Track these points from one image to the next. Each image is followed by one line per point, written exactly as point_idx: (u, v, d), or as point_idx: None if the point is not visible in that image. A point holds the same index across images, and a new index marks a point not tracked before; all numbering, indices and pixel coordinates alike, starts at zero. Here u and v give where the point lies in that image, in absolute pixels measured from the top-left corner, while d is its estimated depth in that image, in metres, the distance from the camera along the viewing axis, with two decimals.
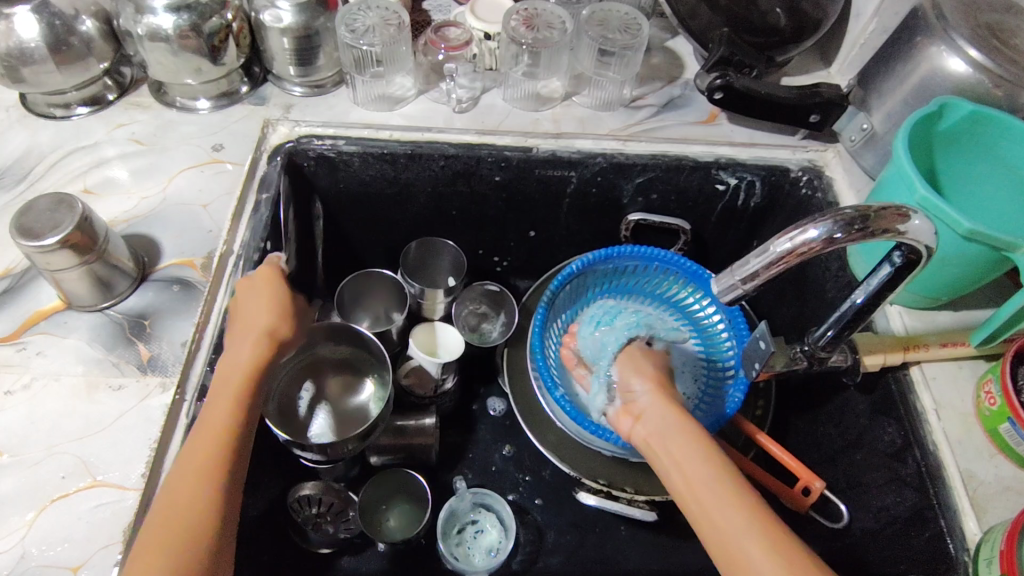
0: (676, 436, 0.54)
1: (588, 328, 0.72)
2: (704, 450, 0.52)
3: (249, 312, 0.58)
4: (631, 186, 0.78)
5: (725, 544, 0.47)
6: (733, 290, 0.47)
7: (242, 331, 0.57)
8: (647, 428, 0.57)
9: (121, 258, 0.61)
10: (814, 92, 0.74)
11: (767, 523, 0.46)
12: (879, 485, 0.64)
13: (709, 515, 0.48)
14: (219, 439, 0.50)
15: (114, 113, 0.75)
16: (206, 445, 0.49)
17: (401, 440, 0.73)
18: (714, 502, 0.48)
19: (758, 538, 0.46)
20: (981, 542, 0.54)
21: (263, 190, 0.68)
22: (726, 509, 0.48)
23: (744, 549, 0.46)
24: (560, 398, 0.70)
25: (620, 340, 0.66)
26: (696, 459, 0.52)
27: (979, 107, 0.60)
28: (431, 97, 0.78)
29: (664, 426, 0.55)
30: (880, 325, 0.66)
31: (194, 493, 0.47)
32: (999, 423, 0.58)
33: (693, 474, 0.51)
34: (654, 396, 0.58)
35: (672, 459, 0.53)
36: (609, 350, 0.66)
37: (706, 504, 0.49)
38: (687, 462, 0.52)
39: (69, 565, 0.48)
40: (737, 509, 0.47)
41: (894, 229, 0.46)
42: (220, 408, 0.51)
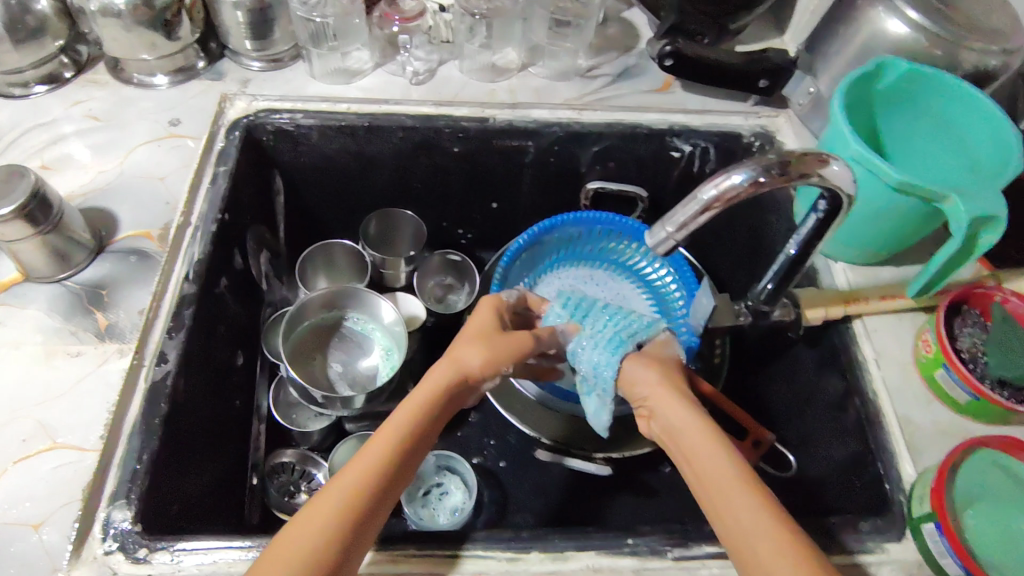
0: (687, 431, 0.50)
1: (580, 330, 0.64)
2: (712, 443, 0.48)
3: (470, 340, 0.57)
4: (588, 154, 0.80)
5: (736, 540, 0.43)
6: (666, 242, 0.48)
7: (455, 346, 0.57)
8: (662, 425, 0.53)
9: (78, 231, 0.62)
10: (760, 57, 0.76)
11: (780, 518, 0.43)
12: (825, 434, 0.67)
13: (720, 511, 0.45)
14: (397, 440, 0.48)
15: (72, 90, 0.75)
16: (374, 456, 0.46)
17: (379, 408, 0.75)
18: (724, 498, 0.45)
19: (770, 535, 0.42)
20: (916, 481, 0.56)
21: (221, 163, 0.69)
22: (738, 505, 0.44)
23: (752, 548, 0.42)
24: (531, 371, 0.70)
25: (613, 365, 0.59)
26: (706, 453, 0.48)
27: (914, 66, 0.62)
28: (388, 70, 0.79)
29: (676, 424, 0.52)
30: (826, 282, 0.69)
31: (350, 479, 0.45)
32: (935, 369, 0.60)
33: (704, 470, 0.47)
34: (659, 390, 0.54)
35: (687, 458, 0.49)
36: (604, 373, 0.59)
37: (716, 498, 0.46)
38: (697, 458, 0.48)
39: (31, 522, 0.50)
40: (749, 502, 0.44)
41: (814, 174, 0.47)
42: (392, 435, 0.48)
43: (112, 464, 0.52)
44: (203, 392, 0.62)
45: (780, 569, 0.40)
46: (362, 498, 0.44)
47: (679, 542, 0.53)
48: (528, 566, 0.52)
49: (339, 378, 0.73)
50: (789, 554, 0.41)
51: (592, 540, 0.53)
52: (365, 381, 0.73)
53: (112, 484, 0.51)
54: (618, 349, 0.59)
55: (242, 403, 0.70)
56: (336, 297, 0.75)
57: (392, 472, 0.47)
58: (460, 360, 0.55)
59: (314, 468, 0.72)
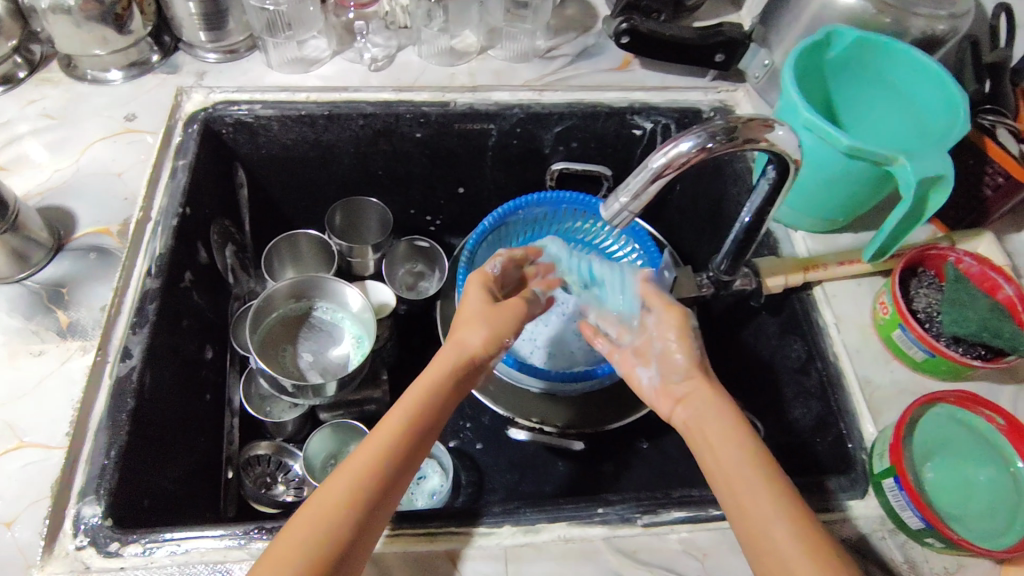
0: (721, 425, 0.50)
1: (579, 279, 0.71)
2: (737, 435, 0.49)
3: (470, 319, 0.56)
4: (551, 135, 0.80)
5: (750, 531, 0.45)
6: (621, 213, 0.49)
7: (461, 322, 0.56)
8: (690, 414, 0.52)
9: (35, 230, 0.61)
10: (717, 31, 0.76)
11: (795, 514, 0.44)
12: (790, 399, 0.68)
13: (741, 503, 0.46)
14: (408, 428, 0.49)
15: (25, 90, 0.74)
16: (385, 446, 0.47)
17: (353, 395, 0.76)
18: (745, 492, 0.46)
19: (779, 527, 0.44)
20: (876, 439, 0.58)
21: (180, 156, 0.69)
22: (758, 501, 0.45)
23: (766, 537, 0.44)
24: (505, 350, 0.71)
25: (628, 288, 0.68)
26: (732, 447, 0.48)
27: (862, 33, 0.63)
28: (346, 57, 0.79)
29: (708, 415, 0.51)
30: (786, 251, 0.70)
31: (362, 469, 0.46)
32: (892, 330, 0.62)
33: (727, 462, 0.48)
34: (694, 378, 0.53)
35: (713, 450, 0.49)
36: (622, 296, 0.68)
37: (735, 488, 0.47)
38: (725, 452, 0.48)
39: (1, 521, 0.49)
40: (766, 496, 0.45)
41: (761, 138, 0.48)
42: (394, 426, 0.49)
43: (79, 460, 0.52)
44: (172, 386, 0.62)
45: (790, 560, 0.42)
46: (372, 488, 0.46)
47: (648, 509, 0.54)
48: (500, 540, 0.52)
49: (310, 366, 0.73)
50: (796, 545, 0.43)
51: (563, 511, 0.54)
52: (337, 368, 0.73)
53: (81, 480, 0.51)
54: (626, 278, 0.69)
55: (213, 396, 0.70)
56: (300, 286, 0.74)
57: (398, 463, 0.47)
58: (463, 342, 0.55)
59: (290, 459, 0.73)
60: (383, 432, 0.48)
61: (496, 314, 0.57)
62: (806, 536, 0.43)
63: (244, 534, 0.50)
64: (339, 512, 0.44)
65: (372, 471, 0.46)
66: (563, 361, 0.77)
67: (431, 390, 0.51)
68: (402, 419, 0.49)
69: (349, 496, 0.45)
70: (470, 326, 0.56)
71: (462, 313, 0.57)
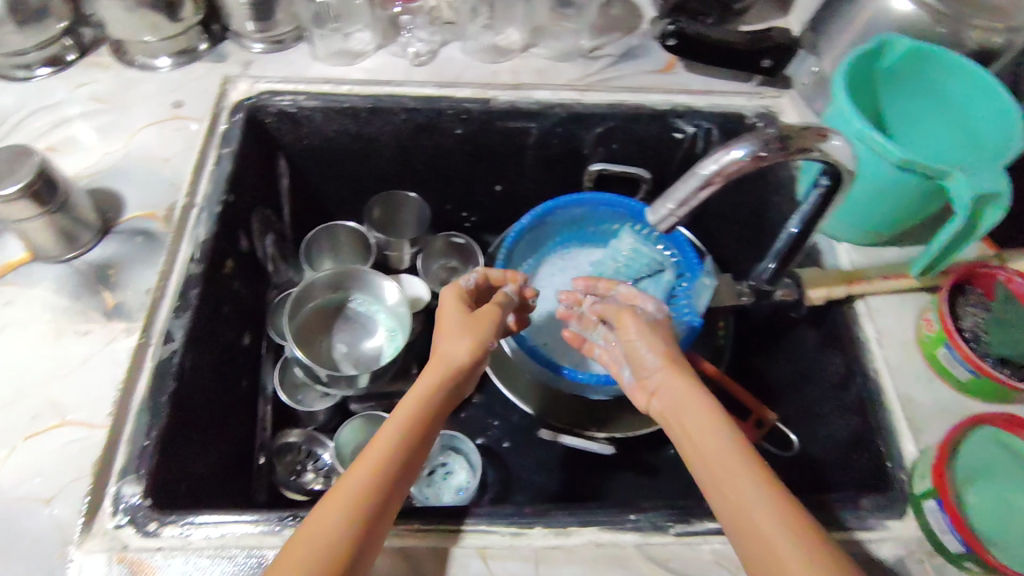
0: (693, 411, 0.50)
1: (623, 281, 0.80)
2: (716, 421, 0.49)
3: (453, 332, 0.58)
4: (592, 136, 0.79)
5: (736, 516, 0.44)
6: (668, 219, 0.49)
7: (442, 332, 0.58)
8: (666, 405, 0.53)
9: (83, 211, 0.62)
10: (764, 37, 0.75)
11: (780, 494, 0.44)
12: (826, 414, 0.68)
13: (722, 487, 0.45)
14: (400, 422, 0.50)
15: (76, 73, 0.75)
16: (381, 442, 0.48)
17: (384, 388, 0.77)
18: (728, 477, 0.45)
19: (764, 505, 0.43)
20: (917, 458, 0.57)
21: (225, 144, 0.70)
22: (737, 482, 0.45)
23: (752, 517, 0.43)
24: None
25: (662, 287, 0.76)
26: (711, 432, 0.48)
27: (917, 43, 0.61)
28: (390, 51, 0.79)
29: (680, 402, 0.52)
30: (829, 262, 0.69)
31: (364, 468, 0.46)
32: (937, 348, 0.60)
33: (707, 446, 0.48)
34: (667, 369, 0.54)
35: (688, 435, 0.50)
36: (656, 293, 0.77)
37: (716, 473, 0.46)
38: (700, 437, 0.48)
39: (41, 498, 0.50)
40: (748, 477, 0.44)
41: (816, 148, 0.47)
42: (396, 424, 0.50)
43: (120, 440, 0.53)
44: (209, 372, 0.62)
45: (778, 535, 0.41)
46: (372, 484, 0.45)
47: (681, 518, 0.53)
48: (531, 541, 0.52)
49: (345, 358, 0.73)
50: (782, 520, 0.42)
51: (595, 516, 0.53)
52: (370, 361, 0.73)
53: (122, 459, 0.52)
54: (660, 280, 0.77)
55: (249, 382, 0.71)
56: (337, 277, 0.75)
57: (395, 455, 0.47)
58: (449, 352, 0.56)
59: (320, 447, 0.72)
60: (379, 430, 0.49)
61: (473, 322, 0.59)
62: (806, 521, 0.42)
63: (278, 520, 0.50)
64: (349, 507, 0.44)
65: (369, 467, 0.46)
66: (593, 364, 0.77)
67: (427, 389, 0.53)
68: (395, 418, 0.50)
69: (360, 493, 0.44)
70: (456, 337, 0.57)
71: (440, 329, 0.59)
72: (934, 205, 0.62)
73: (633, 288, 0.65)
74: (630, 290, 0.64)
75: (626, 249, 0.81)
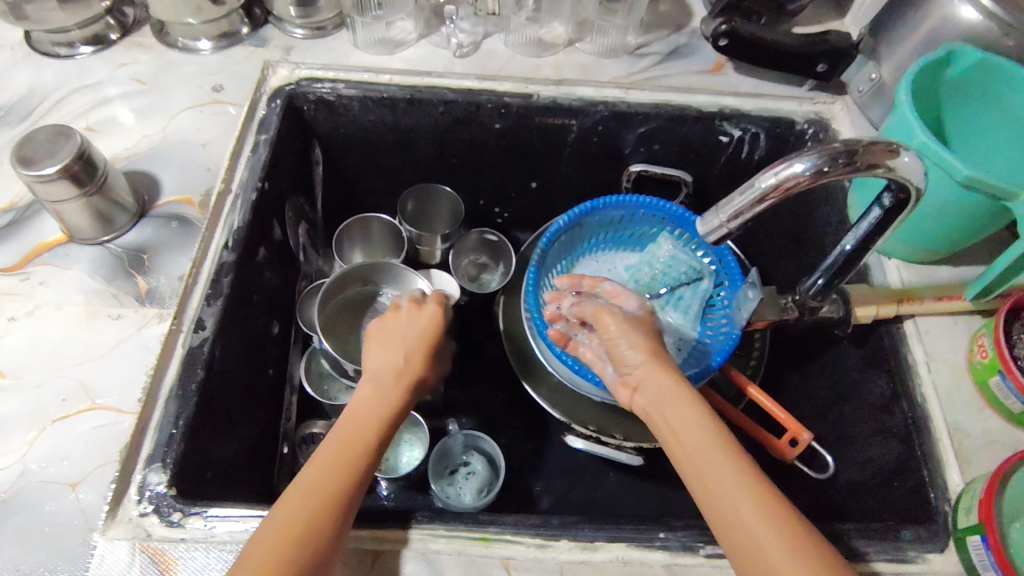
0: (677, 406, 0.50)
1: (659, 290, 0.77)
2: (700, 416, 0.48)
3: (397, 341, 0.59)
4: (633, 136, 0.77)
5: (724, 515, 0.43)
6: (718, 230, 0.46)
7: (386, 341, 0.59)
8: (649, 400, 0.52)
9: (121, 193, 0.62)
10: (821, 39, 0.72)
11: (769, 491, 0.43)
12: (866, 438, 0.65)
13: (706, 481, 0.45)
14: (360, 431, 0.51)
15: (117, 52, 0.75)
16: (330, 455, 0.48)
17: None
18: (715, 474, 0.45)
19: (750, 503, 0.43)
20: (963, 491, 0.54)
21: (262, 131, 0.69)
22: (724, 480, 0.44)
23: (738, 516, 0.43)
24: (560, 353, 0.69)
25: (700, 296, 0.75)
26: (696, 428, 0.48)
27: (984, 53, 0.59)
28: (432, 41, 0.77)
29: (664, 399, 0.51)
30: (877, 279, 0.66)
31: (323, 478, 0.47)
32: (990, 376, 0.57)
33: (690, 443, 0.47)
34: (649, 362, 0.53)
35: (671, 429, 0.49)
36: (691, 303, 0.75)
37: (701, 471, 0.46)
38: (686, 432, 0.48)
39: (68, 482, 0.50)
40: (735, 475, 0.44)
41: (883, 165, 0.45)
42: (357, 429, 0.51)
43: (148, 427, 0.53)
44: (239, 361, 0.62)
45: (765, 536, 0.41)
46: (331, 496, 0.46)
47: (712, 539, 0.52)
48: (557, 554, 0.51)
49: None
50: (769, 521, 0.42)
51: (622, 532, 0.52)
52: None
53: (149, 447, 0.52)
54: (698, 288, 0.76)
55: (276, 372, 0.70)
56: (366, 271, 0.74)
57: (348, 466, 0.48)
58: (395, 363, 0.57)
59: None
60: (333, 442, 0.50)
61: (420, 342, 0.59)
62: (792, 524, 0.42)
63: None
64: (306, 512, 0.44)
65: (324, 477, 0.47)
66: None
67: (376, 401, 0.53)
68: (346, 428, 0.51)
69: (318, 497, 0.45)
70: (400, 352, 0.57)
71: (389, 334, 0.59)
72: (997, 223, 0.59)
73: (618, 284, 0.62)
74: (615, 285, 0.62)
75: (665, 254, 0.79)
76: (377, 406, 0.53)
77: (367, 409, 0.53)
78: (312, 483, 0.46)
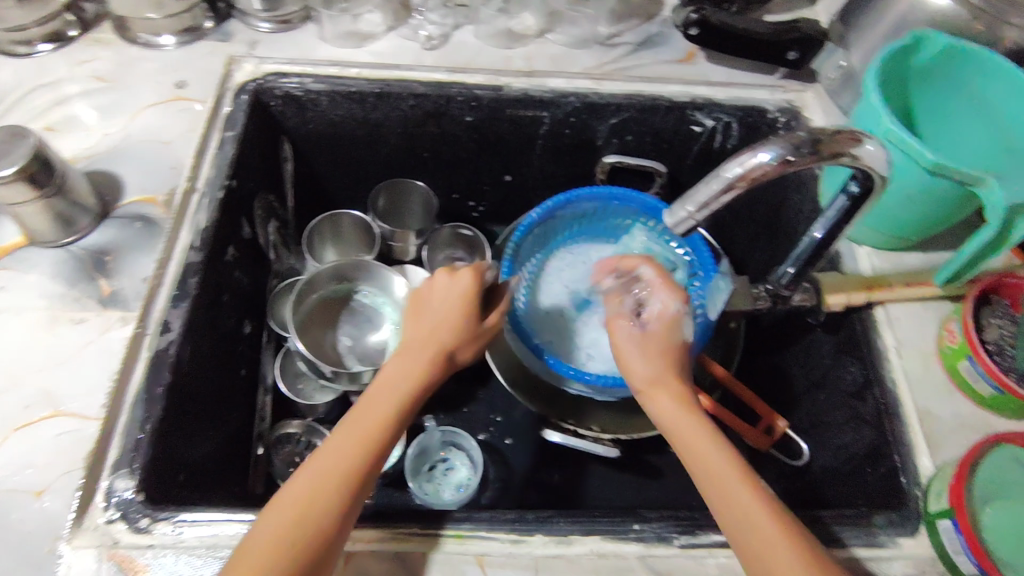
0: (703, 443, 0.50)
1: None
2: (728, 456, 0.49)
3: (431, 317, 0.57)
4: (606, 127, 0.77)
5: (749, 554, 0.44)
6: (686, 221, 0.46)
7: (417, 323, 0.57)
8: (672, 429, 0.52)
9: (81, 195, 0.61)
10: (791, 28, 0.72)
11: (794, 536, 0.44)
12: (839, 424, 0.65)
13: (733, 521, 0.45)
14: (380, 430, 0.49)
15: (78, 49, 0.73)
16: (346, 450, 0.47)
17: None
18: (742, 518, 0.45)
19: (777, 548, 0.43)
20: (934, 475, 0.55)
21: (228, 128, 0.68)
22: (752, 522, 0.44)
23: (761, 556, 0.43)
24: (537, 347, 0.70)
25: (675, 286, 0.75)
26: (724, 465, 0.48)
27: (955, 39, 0.59)
28: (401, 34, 0.76)
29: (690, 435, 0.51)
30: (848, 266, 0.66)
31: (337, 481, 0.45)
32: (959, 360, 0.58)
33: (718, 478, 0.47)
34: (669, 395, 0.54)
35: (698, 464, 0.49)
36: None
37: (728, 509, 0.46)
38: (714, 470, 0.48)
39: (33, 490, 0.49)
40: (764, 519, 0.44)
41: (847, 153, 0.45)
42: (375, 425, 0.49)
43: (115, 432, 0.52)
44: (208, 362, 0.61)
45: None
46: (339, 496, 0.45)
47: (685, 529, 0.52)
48: (531, 549, 0.51)
49: (348, 351, 0.72)
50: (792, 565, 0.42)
51: (597, 525, 0.52)
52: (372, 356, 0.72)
53: (116, 453, 0.51)
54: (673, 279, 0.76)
55: (247, 372, 0.69)
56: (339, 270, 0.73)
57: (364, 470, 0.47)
58: (422, 349, 0.55)
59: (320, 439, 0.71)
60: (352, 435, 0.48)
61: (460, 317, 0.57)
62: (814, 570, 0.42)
63: None
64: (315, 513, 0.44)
65: (339, 477, 0.46)
66: (602, 364, 0.74)
67: (399, 399, 0.52)
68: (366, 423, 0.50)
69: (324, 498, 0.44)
70: (426, 336, 0.56)
71: (422, 312, 0.58)
72: (964, 207, 0.59)
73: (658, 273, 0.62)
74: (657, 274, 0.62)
75: (639, 245, 0.80)
76: (395, 398, 0.52)
77: (387, 402, 0.51)
78: (325, 481, 0.45)
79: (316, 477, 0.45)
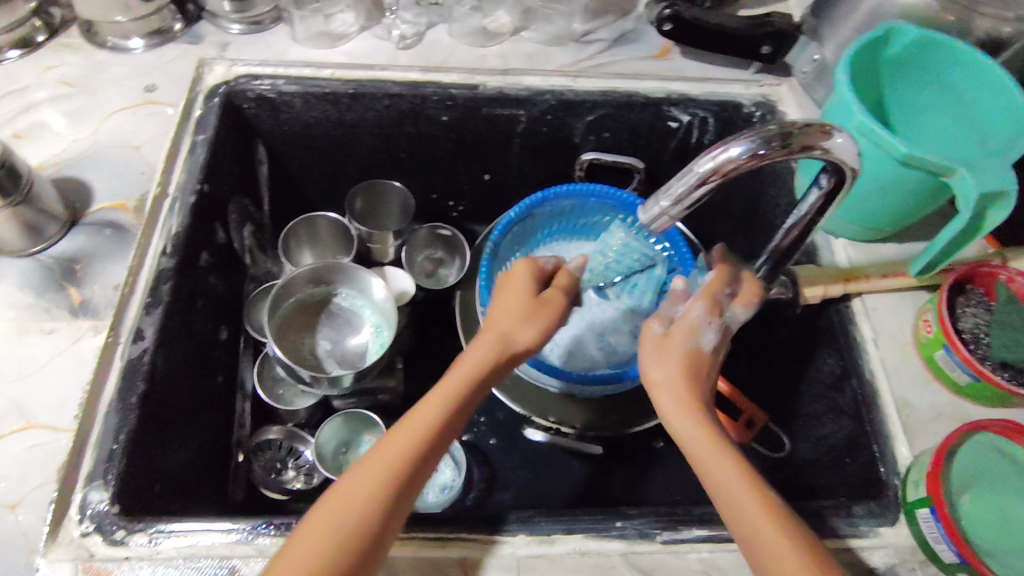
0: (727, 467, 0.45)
1: (613, 278, 0.78)
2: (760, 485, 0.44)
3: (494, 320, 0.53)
4: (583, 124, 0.76)
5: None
6: (660, 216, 0.46)
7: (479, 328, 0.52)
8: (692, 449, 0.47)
9: (49, 203, 0.59)
10: (764, 22, 0.72)
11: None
12: (819, 416, 0.66)
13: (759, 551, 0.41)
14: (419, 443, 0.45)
15: (45, 54, 0.72)
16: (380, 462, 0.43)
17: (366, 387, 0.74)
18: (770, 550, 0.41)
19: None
20: (912, 465, 0.55)
21: (199, 131, 0.67)
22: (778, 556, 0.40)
23: None
24: None
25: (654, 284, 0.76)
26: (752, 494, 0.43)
27: (925, 30, 0.59)
28: (374, 34, 0.75)
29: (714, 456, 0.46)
30: (826, 258, 0.67)
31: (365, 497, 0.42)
32: (935, 350, 0.58)
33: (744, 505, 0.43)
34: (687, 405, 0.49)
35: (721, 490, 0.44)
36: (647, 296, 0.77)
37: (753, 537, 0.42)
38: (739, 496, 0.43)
39: (5, 504, 0.48)
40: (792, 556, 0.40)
41: (818, 146, 0.45)
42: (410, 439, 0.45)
43: (88, 443, 0.51)
44: (183, 370, 0.60)
45: None
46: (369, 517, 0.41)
47: (668, 525, 0.52)
48: (514, 549, 0.50)
49: (329, 355, 0.71)
50: None
51: (579, 523, 0.52)
52: (353, 359, 0.71)
53: (89, 465, 0.50)
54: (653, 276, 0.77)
55: (225, 379, 0.68)
56: (315, 274, 0.72)
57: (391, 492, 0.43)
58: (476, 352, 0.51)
59: (302, 445, 0.71)
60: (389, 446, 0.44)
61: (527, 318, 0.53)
62: None
63: (251, 529, 0.49)
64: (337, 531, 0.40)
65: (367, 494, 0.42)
66: (583, 362, 0.75)
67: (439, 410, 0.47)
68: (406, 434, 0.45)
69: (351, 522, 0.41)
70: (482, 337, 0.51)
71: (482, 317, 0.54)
72: (938, 198, 0.60)
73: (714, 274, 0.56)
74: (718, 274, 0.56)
75: (618, 243, 0.79)
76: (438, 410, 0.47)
77: (427, 412, 0.47)
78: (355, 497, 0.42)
79: (350, 489, 0.42)
